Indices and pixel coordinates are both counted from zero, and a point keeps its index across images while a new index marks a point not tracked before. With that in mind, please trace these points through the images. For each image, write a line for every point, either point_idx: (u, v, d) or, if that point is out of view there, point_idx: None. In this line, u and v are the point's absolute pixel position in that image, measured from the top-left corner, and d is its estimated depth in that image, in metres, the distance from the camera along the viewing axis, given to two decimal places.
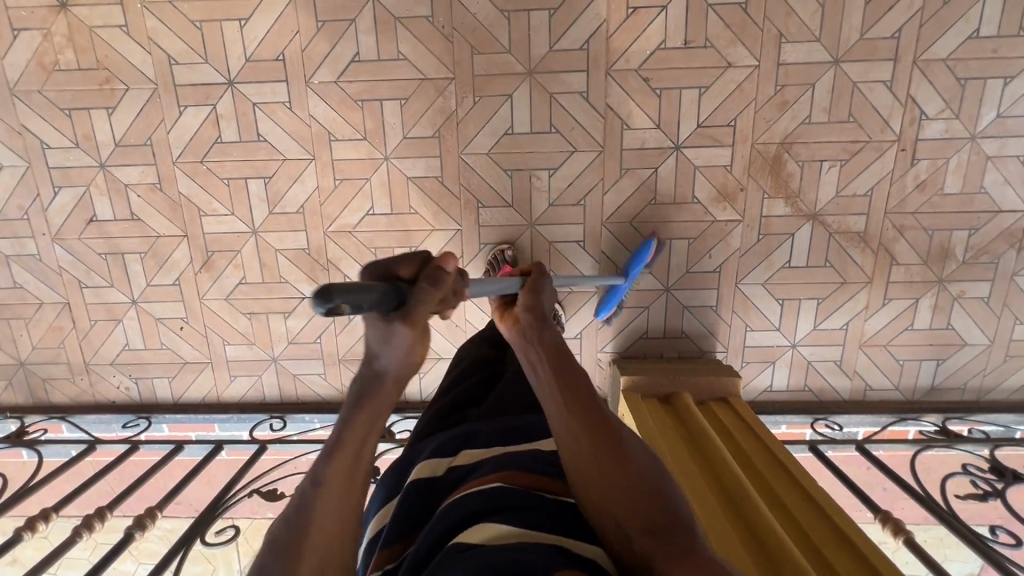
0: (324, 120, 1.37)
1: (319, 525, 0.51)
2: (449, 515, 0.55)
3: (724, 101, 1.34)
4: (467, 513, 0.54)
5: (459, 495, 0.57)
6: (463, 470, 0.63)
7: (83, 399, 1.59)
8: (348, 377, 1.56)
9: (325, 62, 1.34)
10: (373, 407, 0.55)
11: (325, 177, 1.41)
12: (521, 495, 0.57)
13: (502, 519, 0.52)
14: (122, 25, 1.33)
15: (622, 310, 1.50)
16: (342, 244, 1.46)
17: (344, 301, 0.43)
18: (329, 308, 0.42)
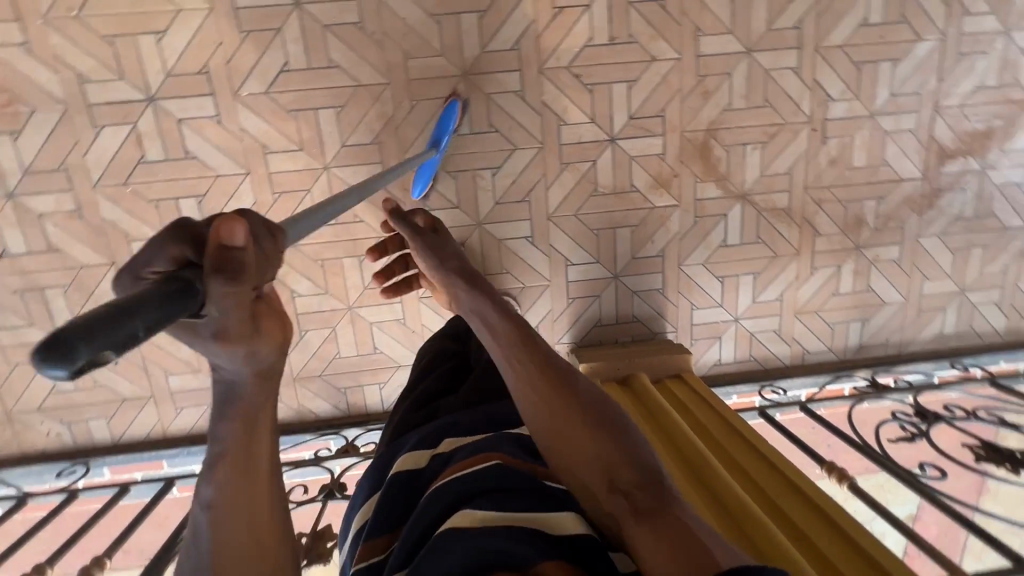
0: (257, 133, 1.33)
1: (224, 550, 0.47)
2: (422, 513, 0.56)
3: (652, 92, 1.41)
4: (430, 508, 0.56)
5: (441, 484, 0.58)
6: (444, 457, 0.64)
7: (8, 451, 1.45)
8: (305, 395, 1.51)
9: (253, 73, 1.30)
10: (247, 409, 0.46)
11: (263, 191, 1.37)
12: (504, 473, 0.58)
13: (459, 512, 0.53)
14: (22, 44, 1.24)
15: (575, 300, 1.54)
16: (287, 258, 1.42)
17: (101, 349, 0.29)
18: (80, 364, 0.28)
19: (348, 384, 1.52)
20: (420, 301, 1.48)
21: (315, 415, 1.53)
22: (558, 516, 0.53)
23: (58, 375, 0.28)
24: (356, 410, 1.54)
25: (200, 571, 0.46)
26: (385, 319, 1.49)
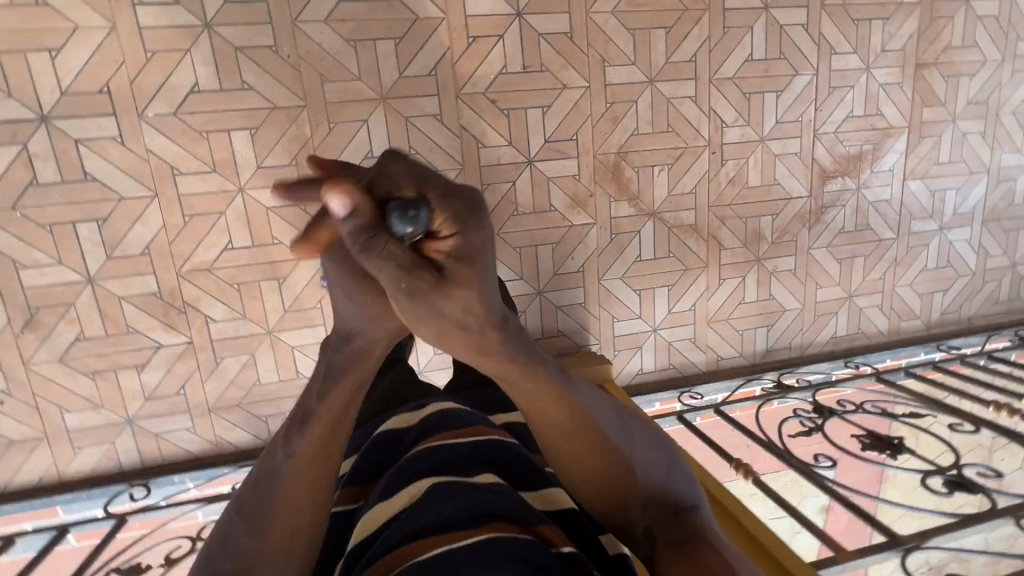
0: (164, 154, 1.29)
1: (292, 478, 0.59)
2: (406, 471, 0.70)
3: (565, 117, 1.50)
4: (416, 471, 0.69)
5: (428, 446, 0.72)
6: (430, 423, 0.77)
7: None
8: (222, 426, 1.44)
9: (159, 93, 1.27)
10: (349, 379, 0.58)
11: (172, 213, 1.32)
12: (501, 451, 0.73)
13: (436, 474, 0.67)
14: None
15: None
16: (199, 283, 1.37)
17: (410, 229, 0.47)
18: (409, 228, 0.46)
19: (269, 412, 1.47)
20: None
21: (233, 446, 1.46)
22: (551, 494, 0.72)
23: (398, 228, 0.46)
24: None
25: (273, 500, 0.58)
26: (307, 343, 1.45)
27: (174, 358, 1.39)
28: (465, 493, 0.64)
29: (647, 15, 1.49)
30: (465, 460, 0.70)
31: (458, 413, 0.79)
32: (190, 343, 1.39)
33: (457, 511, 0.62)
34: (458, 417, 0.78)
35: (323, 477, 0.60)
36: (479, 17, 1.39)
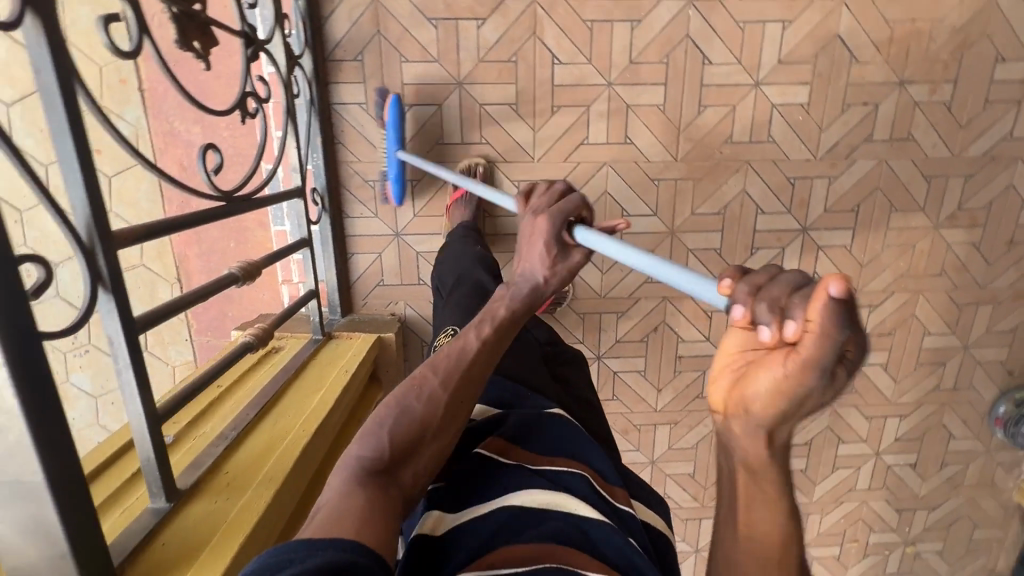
0: (652, 16, 1.29)
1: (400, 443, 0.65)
2: (511, 482, 0.67)
3: (630, 390, 1.64)
4: (525, 483, 0.67)
5: (557, 464, 0.70)
6: (566, 431, 0.76)
7: None
8: (353, 7, 1.25)
9: (706, 25, 1.30)
10: (449, 375, 0.72)
11: (593, 11, 1.28)
12: (619, 510, 0.68)
13: (543, 491, 0.65)
14: None
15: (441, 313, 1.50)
16: (519, 19, 1.28)
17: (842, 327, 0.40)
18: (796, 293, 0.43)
19: (364, 64, 1.29)
20: (461, 165, 1.38)
21: (326, 17, 1.25)
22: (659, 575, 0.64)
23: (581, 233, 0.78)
24: (332, 70, 1.29)
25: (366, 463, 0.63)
26: (442, 123, 1.35)
27: None
28: (584, 532, 0.61)
29: (704, 459, 1.72)
30: (576, 486, 0.67)
31: (568, 426, 0.78)
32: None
33: (547, 534, 0.60)
34: (581, 445, 0.75)
35: (426, 425, 0.68)
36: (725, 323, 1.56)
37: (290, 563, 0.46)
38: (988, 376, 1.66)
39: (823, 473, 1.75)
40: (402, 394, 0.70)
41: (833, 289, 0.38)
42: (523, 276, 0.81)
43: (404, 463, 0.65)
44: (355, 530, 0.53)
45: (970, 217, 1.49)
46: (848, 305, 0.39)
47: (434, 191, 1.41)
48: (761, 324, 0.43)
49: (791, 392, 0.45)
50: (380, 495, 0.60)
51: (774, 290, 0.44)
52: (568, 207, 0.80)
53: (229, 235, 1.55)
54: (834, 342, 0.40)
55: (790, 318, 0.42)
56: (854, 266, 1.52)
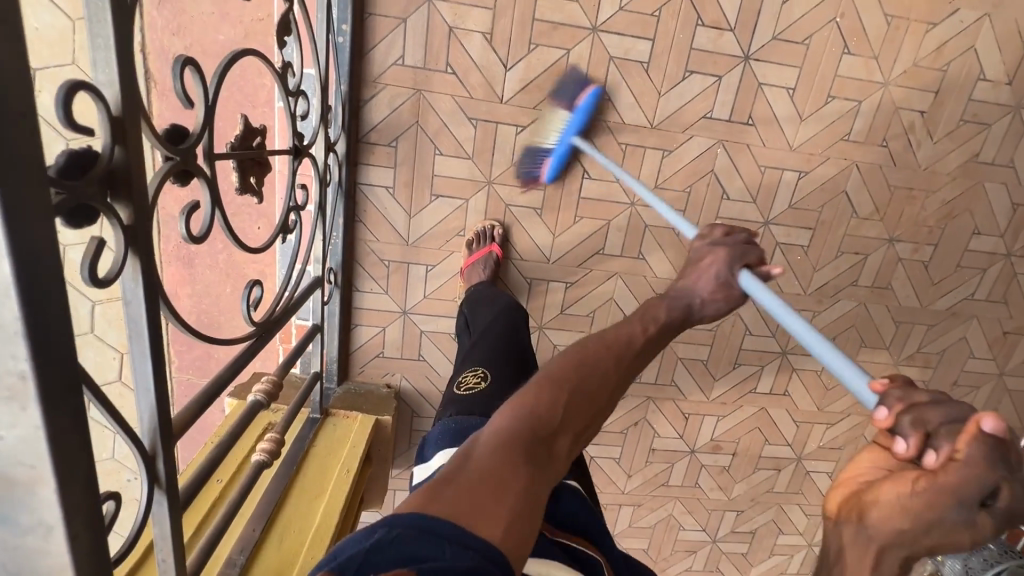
0: (684, 148, 1.33)
1: (565, 415, 0.61)
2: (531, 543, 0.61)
3: (604, 472, 1.72)
4: (543, 548, 0.61)
5: (571, 537, 0.67)
6: (576, 500, 0.73)
7: None
8: (394, 96, 1.23)
9: (732, 163, 1.36)
10: (609, 363, 0.68)
11: (630, 135, 1.31)
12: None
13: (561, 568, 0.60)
14: None
15: (430, 385, 1.51)
16: (558, 132, 1.29)
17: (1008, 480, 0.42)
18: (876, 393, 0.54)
19: (398, 151, 1.27)
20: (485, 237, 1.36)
21: (365, 101, 1.23)
22: None
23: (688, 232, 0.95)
24: (363, 151, 1.27)
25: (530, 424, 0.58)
26: (466, 216, 1.35)
27: (487, 75, 1.23)
28: None
29: (659, 537, 1.84)
30: (585, 569, 0.64)
31: (577, 492, 0.75)
32: (497, 99, 1.25)
33: None
34: (587, 516, 0.73)
35: (590, 401, 0.64)
36: (701, 424, 1.67)
37: (434, 556, 0.45)
38: None
39: (760, 557, 1.92)
40: (575, 360, 0.66)
41: (986, 424, 0.42)
42: (680, 291, 0.83)
43: (566, 433, 0.61)
44: (508, 521, 0.49)
45: (926, 359, 1.64)
46: (1002, 442, 0.42)
47: (449, 277, 1.41)
48: (901, 436, 0.47)
49: (920, 519, 0.44)
50: (539, 464, 0.56)
51: (929, 413, 0.46)
52: (741, 254, 0.85)
53: (226, 281, 1.49)
54: (984, 478, 0.41)
55: (933, 445, 0.45)
56: (821, 388, 1.65)
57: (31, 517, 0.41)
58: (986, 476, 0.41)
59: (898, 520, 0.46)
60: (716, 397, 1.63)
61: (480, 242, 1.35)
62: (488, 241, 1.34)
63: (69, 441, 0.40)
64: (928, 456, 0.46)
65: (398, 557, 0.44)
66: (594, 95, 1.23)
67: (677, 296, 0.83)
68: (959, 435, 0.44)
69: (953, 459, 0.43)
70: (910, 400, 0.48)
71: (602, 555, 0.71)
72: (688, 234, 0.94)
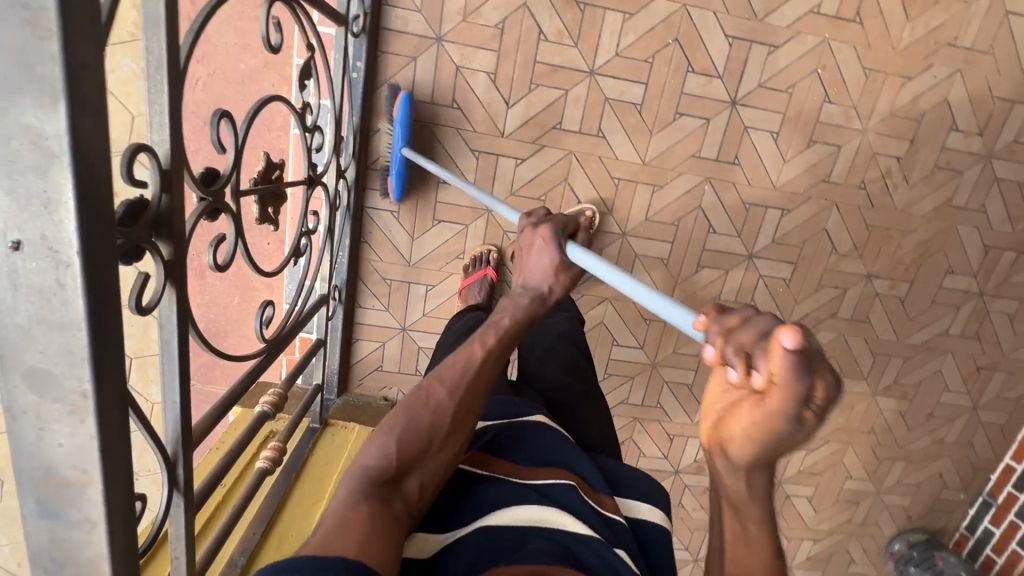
0: (673, 185, 1.42)
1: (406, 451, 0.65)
2: (497, 495, 0.67)
3: None
4: (507, 496, 0.67)
5: (544, 476, 0.72)
6: (548, 442, 0.77)
7: None
8: (381, 133, 1.30)
9: (718, 199, 1.44)
10: (454, 390, 0.71)
11: (621, 170, 1.39)
12: (602, 516, 0.71)
13: (526, 507, 0.66)
14: (814, 10, 1.29)
15: None
16: (554, 166, 1.37)
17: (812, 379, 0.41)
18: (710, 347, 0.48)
19: (404, 178, 1.36)
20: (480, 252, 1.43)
21: (375, 132, 1.31)
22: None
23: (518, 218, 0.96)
24: (370, 177, 1.35)
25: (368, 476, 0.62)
26: (466, 240, 1.43)
27: (490, 111, 1.32)
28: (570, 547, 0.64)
29: None
30: (560, 501, 0.69)
31: (551, 434, 0.79)
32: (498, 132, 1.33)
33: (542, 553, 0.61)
34: (561, 450, 0.76)
35: (429, 433, 0.67)
36: (684, 446, 1.73)
37: (285, 571, 0.47)
38: (892, 517, 1.91)
39: None
40: (407, 404, 0.69)
41: (787, 340, 0.40)
42: (526, 286, 0.84)
43: (411, 474, 0.65)
44: (358, 545, 0.53)
45: (903, 391, 1.71)
46: (805, 354, 0.40)
47: (446, 297, 1.48)
48: (728, 364, 0.45)
49: (762, 436, 0.48)
50: (384, 507, 0.60)
51: (743, 334, 0.44)
52: (562, 226, 0.87)
53: (235, 292, 1.56)
54: (794, 390, 0.41)
55: (755, 365, 0.43)
56: None
57: (82, 513, 0.48)
58: (795, 387, 0.41)
59: (751, 444, 0.51)
60: (700, 419, 1.70)
61: (477, 266, 1.42)
62: (484, 265, 1.41)
63: (116, 450, 0.47)
64: (754, 378, 0.44)
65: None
66: (405, 101, 1.23)
67: (522, 289, 0.84)
68: (768, 350, 0.42)
69: (772, 380, 0.42)
70: (728, 329, 0.46)
71: (580, 476, 0.74)
72: (512, 221, 0.97)
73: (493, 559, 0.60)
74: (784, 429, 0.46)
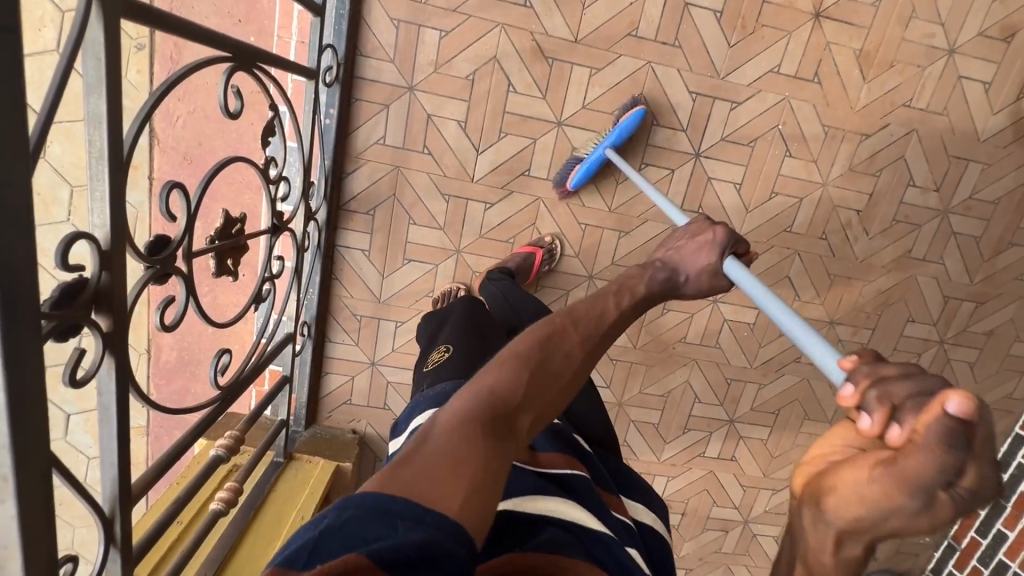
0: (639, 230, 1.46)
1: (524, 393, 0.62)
2: (520, 484, 0.71)
3: None
4: (532, 485, 0.72)
5: (561, 468, 0.79)
6: (562, 440, 0.86)
7: None
8: (396, 116, 1.31)
9: None
10: (574, 348, 0.69)
11: (589, 215, 1.44)
12: (609, 512, 0.78)
13: (550, 497, 0.71)
14: (775, 70, 1.34)
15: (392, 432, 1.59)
16: (523, 211, 1.41)
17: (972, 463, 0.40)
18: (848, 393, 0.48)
19: (375, 218, 1.39)
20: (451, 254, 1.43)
21: (348, 173, 1.35)
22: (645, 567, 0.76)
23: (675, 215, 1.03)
24: (343, 217, 1.38)
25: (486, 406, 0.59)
26: (435, 278, 1.46)
27: (460, 158, 1.36)
28: (579, 533, 0.68)
29: None
30: (576, 491, 0.76)
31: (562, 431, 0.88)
32: (468, 176, 1.37)
33: (558, 541, 0.65)
34: (571, 449, 0.85)
35: (550, 383, 0.64)
36: (651, 484, 1.74)
37: (386, 535, 0.44)
38: None
39: None
40: (533, 344, 0.66)
41: (953, 404, 0.39)
42: (671, 262, 0.87)
43: (526, 414, 0.61)
44: (462, 498, 0.50)
45: None
46: (969, 426, 0.39)
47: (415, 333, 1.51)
48: (865, 411, 0.45)
49: (880, 501, 0.47)
50: (498, 443, 0.56)
51: (897, 388, 0.44)
52: (737, 237, 0.88)
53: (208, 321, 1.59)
54: (944, 458, 0.40)
55: (898, 419, 0.43)
56: (766, 455, 1.74)
57: None
58: (939, 457, 0.41)
59: (857, 504, 0.49)
60: (666, 458, 1.72)
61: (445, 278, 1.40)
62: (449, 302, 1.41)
63: (37, 526, 0.49)
64: (892, 432, 0.44)
65: (348, 540, 0.44)
66: (636, 117, 1.28)
67: (665, 263, 0.87)
68: (924, 410, 0.42)
69: (914, 437, 0.42)
70: (880, 376, 0.46)
71: (588, 475, 0.82)
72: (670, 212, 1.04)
73: (514, 542, 0.64)
74: (909, 505, 0.45)
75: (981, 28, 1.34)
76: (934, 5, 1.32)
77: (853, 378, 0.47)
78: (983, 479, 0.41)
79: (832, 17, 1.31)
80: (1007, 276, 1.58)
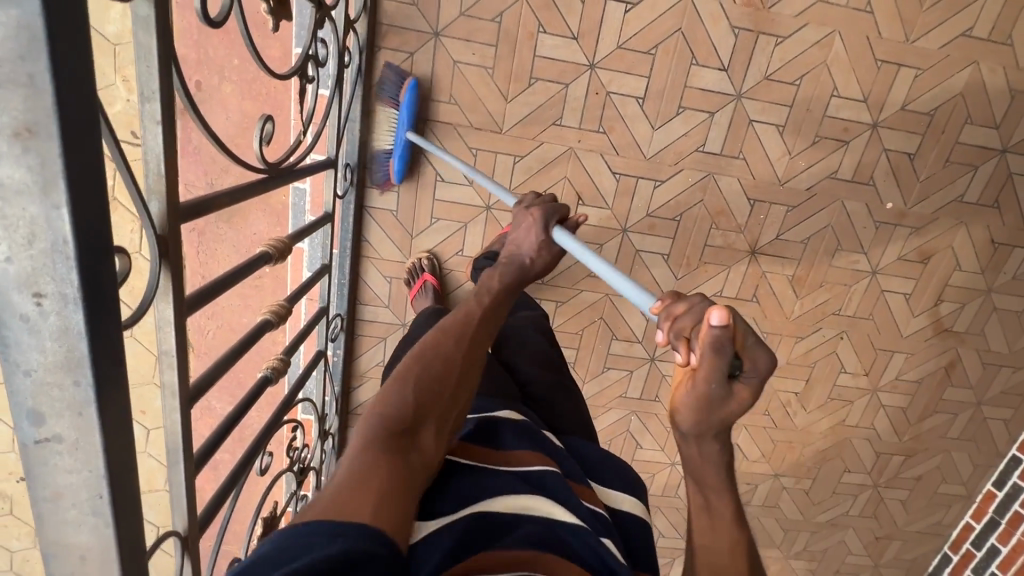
0: (605, 415, 1.70)
1: (423, 391, 0.66)
2: (483, 484, 0.66)
3: None
4: (492, 483, 0.66)
5: (536, 461, 0.72)
6: (529, 430, 0.78)
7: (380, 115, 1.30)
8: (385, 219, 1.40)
9: (644, 424, 1.72)
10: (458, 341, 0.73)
11: None
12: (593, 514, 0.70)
13: (514, 496, 0.66)
14: (718, 293, 1.53)
15: None
16: None
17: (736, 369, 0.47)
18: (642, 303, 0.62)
19: None
20: None
21: (355, 389, 1.60)
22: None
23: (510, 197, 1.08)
24: (352, 419, 1.64)
25: (383, 420, 0.61)
26: None
27: None
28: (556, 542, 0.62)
29: None
30: (550, 486, 0.69)
31: (536, 424, 0.81)
32: None
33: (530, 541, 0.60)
34: (543, 439, 0.78)
35: (443, 383, 0.68)
36: None
37: (310, 546, 0.45)
38: None
39: None
40: (419, 356, 0.70)
41: (716, 315, 0.43)
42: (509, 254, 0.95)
43: (427, 423, 0.64)
44: (376, 508, 0.51)
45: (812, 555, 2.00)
46: (729, 331, 0.43)
47: None
48: (674, 348, 0.49)
49: (701, 403, 0.50)
50: (400, 458, 0.58)
51: (683, 320, 0.48)
52: (554, 211, 0.99)
53: None
54: (719, 360, 0.45)
55: (691, 345, 0.48)
56: None
57: None
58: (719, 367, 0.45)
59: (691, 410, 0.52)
60: None
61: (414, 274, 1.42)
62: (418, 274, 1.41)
63: None
64: (685, 352, 0.48)
65: (272, 558, 0.44)
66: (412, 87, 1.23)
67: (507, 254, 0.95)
68: (708, 335, 0.44)
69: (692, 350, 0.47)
70: (672, 322, 0.50)
71: (562, 466, 0.76)
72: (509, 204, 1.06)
73: (483, 544, 0.59)
74: (716, 395, 0.49)
75: (901, 254, 1.51)
76: (859, 239, 1.49)
77: (658, 325, 0.51)
78: (758, 362, 0.46)
79: (767, 253, 1.49)
80: (932, 435, 1.79)
